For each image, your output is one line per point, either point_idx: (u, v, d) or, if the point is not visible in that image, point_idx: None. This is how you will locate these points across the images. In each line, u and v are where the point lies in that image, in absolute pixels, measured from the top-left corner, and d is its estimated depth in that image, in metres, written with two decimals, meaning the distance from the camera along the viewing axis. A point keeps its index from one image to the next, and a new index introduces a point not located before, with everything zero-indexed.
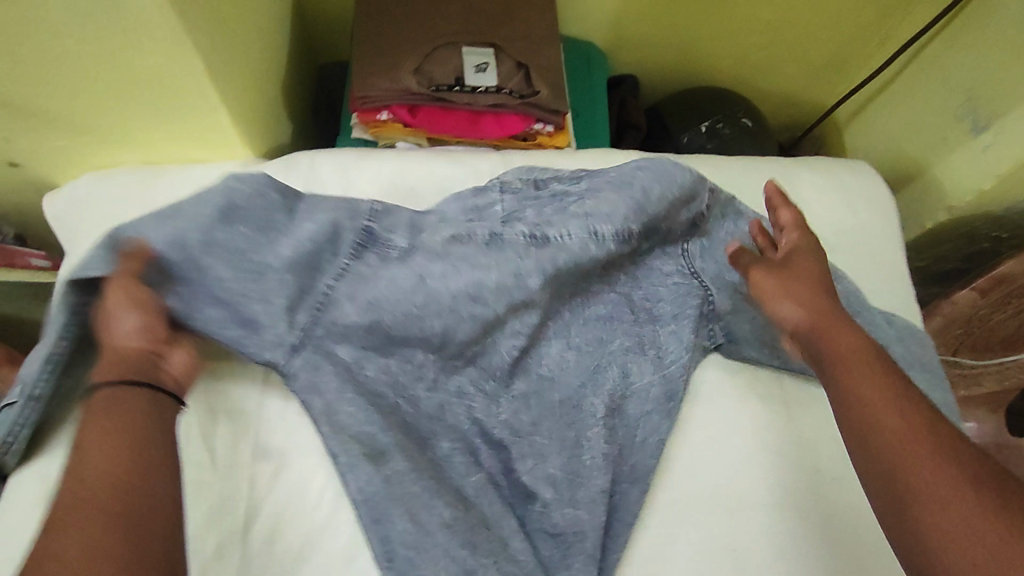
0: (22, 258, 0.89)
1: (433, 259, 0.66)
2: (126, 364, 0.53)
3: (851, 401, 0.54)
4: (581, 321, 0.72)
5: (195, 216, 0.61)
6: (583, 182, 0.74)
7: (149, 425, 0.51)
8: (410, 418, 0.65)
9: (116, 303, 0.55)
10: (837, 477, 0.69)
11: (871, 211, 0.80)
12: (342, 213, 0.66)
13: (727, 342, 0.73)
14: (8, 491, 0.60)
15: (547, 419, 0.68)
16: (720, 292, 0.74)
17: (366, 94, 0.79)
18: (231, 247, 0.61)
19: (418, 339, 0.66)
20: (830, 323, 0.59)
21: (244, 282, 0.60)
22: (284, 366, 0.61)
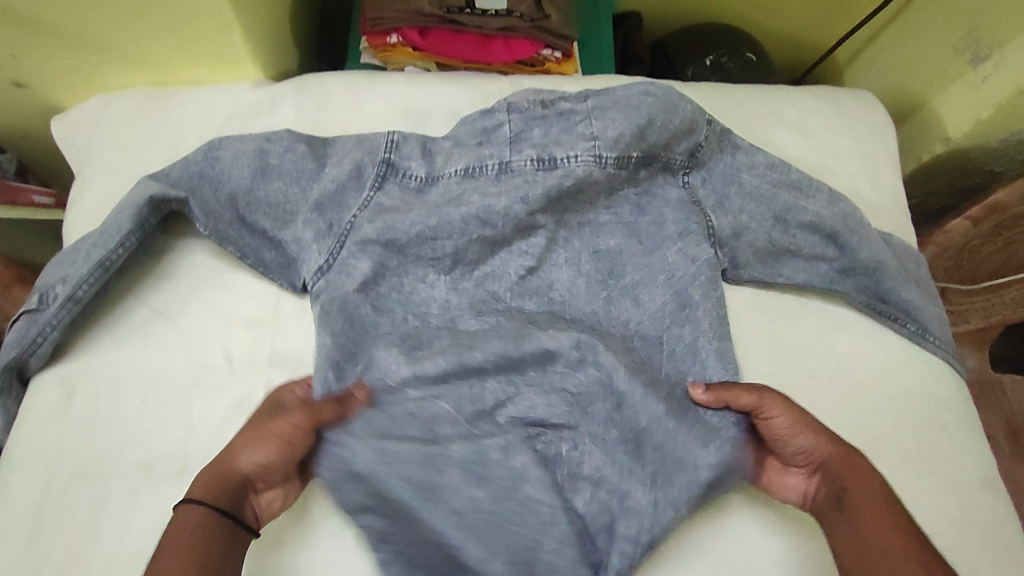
0: (23, 193, 0.90)
1: (446, 194, 0.69)
2: (231, 487, 0.55)
3: (870, 538, 0.55)
4: (590, 250, 0.72)
5: (231, 173, 0.68)
6: (591, 100, 0.70)
7: (227, 553, 0.52)
8: (418, 329, 0.67)
9: (268, 429, 0.57)
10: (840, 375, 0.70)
11: (873, 135, 0.82)
12: (362, 151, 0.70)
13: (732, 269, 0.73)
14: (36, 387, 0.62)
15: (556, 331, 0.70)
16: (723, 215, 0.72)
17: (377, 15, 0.79)
18: (273, 200, 0.67)
19: (432, 260, 0.69)
20: (857, 466, 0.59)
21: (277, 213, 0.67)
22: (310, 286, 0.67)
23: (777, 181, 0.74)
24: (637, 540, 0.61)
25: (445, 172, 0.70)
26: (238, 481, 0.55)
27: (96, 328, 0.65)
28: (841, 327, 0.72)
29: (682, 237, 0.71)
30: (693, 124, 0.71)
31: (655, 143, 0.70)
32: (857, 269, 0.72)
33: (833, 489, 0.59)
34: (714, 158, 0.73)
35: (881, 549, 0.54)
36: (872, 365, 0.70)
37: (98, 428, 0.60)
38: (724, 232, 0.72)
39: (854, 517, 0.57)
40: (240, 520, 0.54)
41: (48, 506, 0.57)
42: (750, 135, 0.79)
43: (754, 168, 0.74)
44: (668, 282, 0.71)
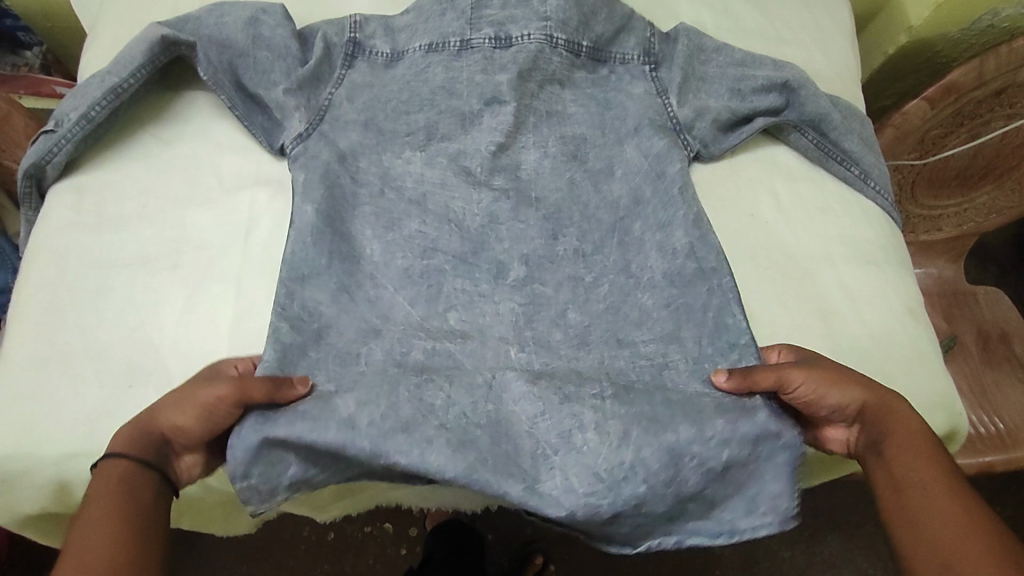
0: (48, 88, 1.07)
1: (414, 68, 0.74)
2: (152, 443, 0.54)
3: (909, 479, 0.53)
4: (557, 136, 0.74)
5: (227, 41, 0.74)
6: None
7: (151, 497, 0.52)
8: (390, 203, 0.70)
9: (189, 393, 0.55)
10: (800, 228, 0.74)
11: (827, 12, 0.86)
12: (331, 31, 0.77)
13: (704, 150, 0.74)
14: (55, 197, 0.69)
15: (524, 208, 0.70)
16: (682, 106, 0.75)
17: None
18: (259, 67, 0.74)
19: (406, 137, 0.72)
20: (894, 409, 0.57)
21: (264, 73, 0.74)
22: (289, 148, 0.71)
23: (724, 63, 0.79)
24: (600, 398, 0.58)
25: (409, 48, 0.76)
26: (160, 440, 0.54)
27: (106, 150, 0.72)
28: (802, 189, 0.76)
29: (641, 124, 0.74)
30: (629, 21, 0.79)
31: (597, 27, 0.77)
32: (803, 124, 0.75)
33: (875, 434, 0.57)
34: (669, 53, 0.79)
35: (905, 476, 0.53)
36: (829, 221, 0.74)
37: (107, 236, 0.67)
38: (687, 117, 0.74)
39: (895, 460, 0.55)
40: (165, 476, 0.53)
41: (61, 291, 0.64)
42: (711, 22, 0.83)
43: (702, 52, 0.79)
44: (626, 176, 0.72)
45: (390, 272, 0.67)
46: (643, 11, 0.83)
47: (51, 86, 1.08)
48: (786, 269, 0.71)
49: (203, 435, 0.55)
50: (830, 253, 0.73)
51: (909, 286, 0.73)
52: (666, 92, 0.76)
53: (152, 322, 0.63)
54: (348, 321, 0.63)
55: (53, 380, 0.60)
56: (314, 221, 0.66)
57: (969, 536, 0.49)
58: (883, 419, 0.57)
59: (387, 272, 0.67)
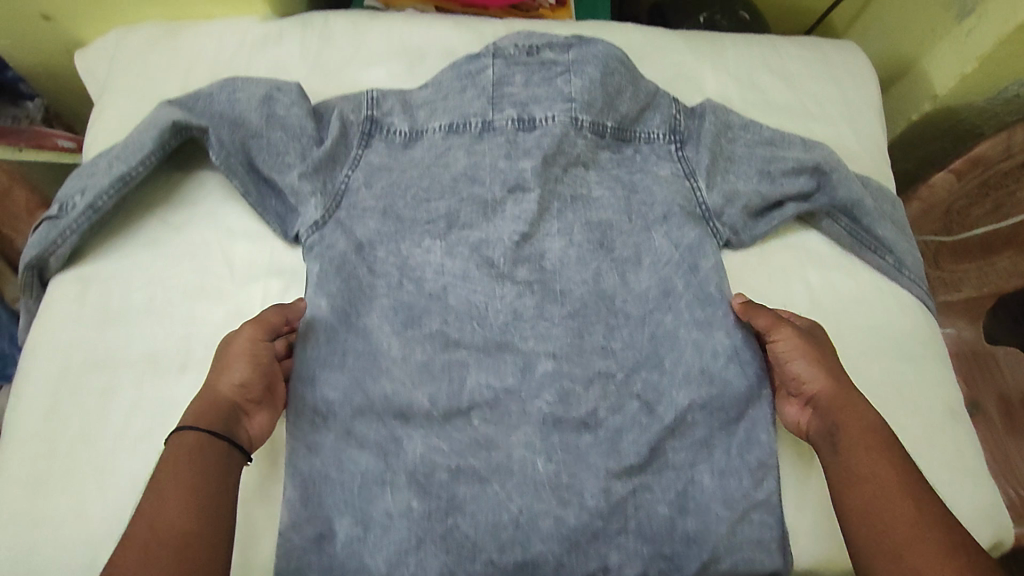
0: (50, 140, 1.03)
1: (433, 151, 0.74)
2: (220, 411, 0.56)
3: (863, 469, 0.56)
4: (582, 223, 0.72)
5: (242, 121, 0.71)
6: (573, 52, 0.75)
7: (225, 453, 0.54)
8: (411, 297, 0.68)
9: (232, 352, 0.59)
10: (836, 318, 0.71)
11: (854, 83, 0.83)
12: (348, 108, 0.75)
13: (734, 238, 0.73)
14: (56, 290, 0.66)
15: (549, 304, 0.68)
16: (711, 191, 0.73)
17: None
18: (271, 148, 0.71)
19: (427, 224, 0.71)
20: (849, 401, 0.59)
21: (276, 155, 0.70)
22: (302, 237, 0.70)
23: (753, 141, 0.77)
24: (625, 535, 0.59)
25: (428, 127, 0.75)
26: (227, 404, 0.57)
27: (112, 237, 0.69)
28: (836, 279, 0.73)
29: (667, 212, 0.72)
30: (654, 99, 0.77)
31: (620, 104, 0.74)
32: (834, 209, 0.73)
33: (831, 424, 0.59)
34: (694, 129, 0.77)
35: (859, 465, 0.56)
36: (866, 311, 0.71)
37: (109, 331, 0.64)
38: (716, 204, 0.73)
39: (850, 450, 0.57)
40: (237, 435, 0.56)
41: (59, 395, 0.61)
42: (736, 100, 0.81)
43: (729, 129, 0.77)
44: (652, 264, 0.70)
45: (406, 364, 0.63)
46: (668, 86, 0.81)
47: (53, 138, 1.04)
48: None
49: (261, 384, 0.59)
50: (869, 348, 0.69)
51: (950, 384, 0.70)
52: (693, 175, 0.74)
53: (158, 429, 0.60)
54: (369, 430, 0.61)
55: (54, 495, 0.57)
56: (331, 319, 0.64)
57: (917, 527, 0.51)
58: (843, 409, 0.59)
59: (404, 363, 0.63)
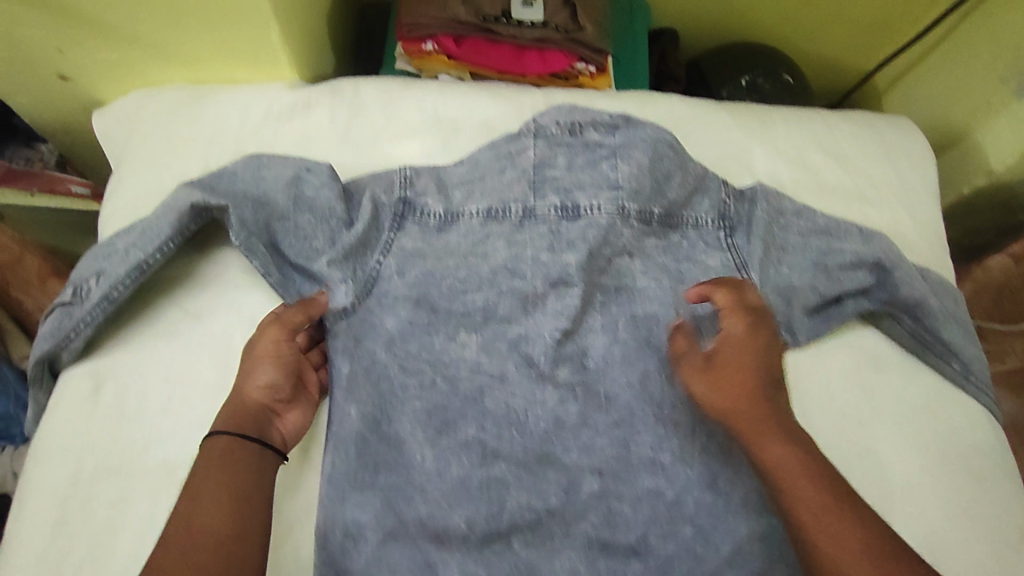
0: (63, 185, 1.01)
1: (472, 238, 0.70)
2: (251, 415, 0.60)
3: (788, 488, 0.56)
4: (627, 317, 0.68)
5: (269, 205, 0.67)
6: (619, 135, 0.72)
7: (261, 456, 0.58)
8: (445, 399, 0.64)
9: (258, 354, 0.62)
10: (904, 427, 0.67)
11: (910, 166, 0.79)
12: (379, 187, 0.71)
13: (791, 336, 0.69)
14: (66, 386, 0.63)
15: (593, 411, 0.64)
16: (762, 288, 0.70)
17: (413, 20, 0.77)
18: (297, 232, 0.67)
19: (463, 317, 0.67)
20: (761, 424, 0.59)
21: (304, 250, 0.67)
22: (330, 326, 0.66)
23: (808, 228, 0.72)
24: None
25: (465, 210, 0.71)
26: (258, 407, 0.61)
27: (127, 326, 0.66)
28: (904, 383, 0.69)
29: (717, 309, 0.68)
30: (704, 181, 0.72)
31: (668, 190, 0.70)
32: (896, 307, 0.69)
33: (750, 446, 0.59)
34: (745, 215, 0.72)
35: (787, 487, 0.56)
36: (934, 421, 0.68)
37: (123, 433, 0.61)
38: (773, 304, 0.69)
39: (772, 471, 0.57)
40: (270, 436, 0.60)
41: (69, 507, 0.58)
42: (789, 184, 0.77)
43: (782, 216, 0.72)
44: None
45: (441, 482, 0.61)
46: (717, 167, 0.77)
47: (67, 183, 1.02)
48: (890, 485, 0.64)
49: (289, 384, 0.63)
50: (936, 462, 0.66)
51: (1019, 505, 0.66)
52: (746, 267, 0.70)
53: None
54: (403, 555, 0.59)
55: None
56: (361, 429, 0.62)
57: (842, 540, 0.53)
58: (756, 432, 0.59)
59: (439, 481, 0.61)
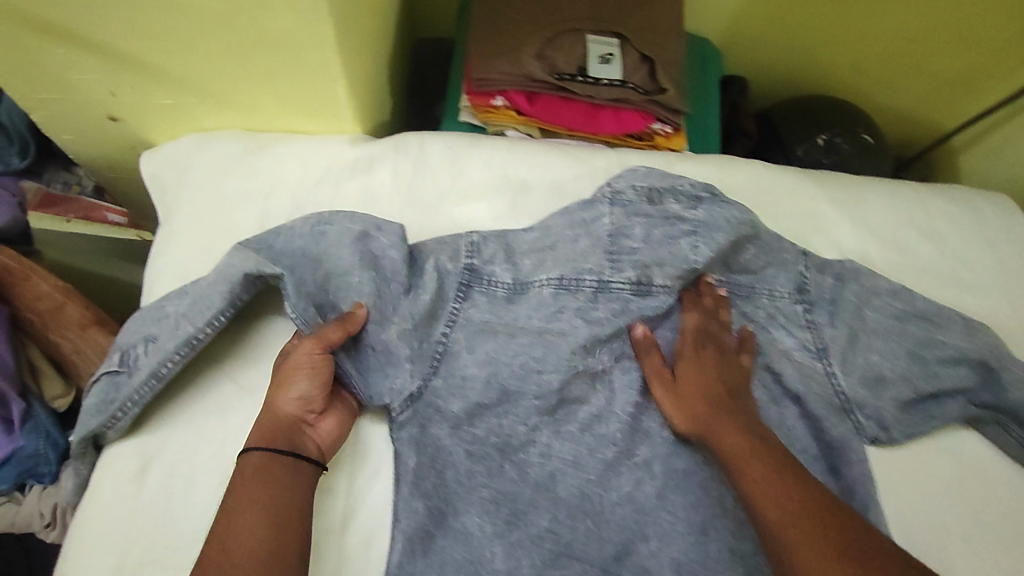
0: (99, 212, 0.98)
1: (546, 316, 0.66)
2: (281, 429, 0.58)
3: (741, 472, 0.56)
4: None
5: (327, 271, 0.63)
6: (701, 210, 0.68)
7: (296, 475, 0.56)
8: (514, 488, 0.62)
9: (289, 366, 0.60)
10: (1013, 544, 0.62)
11: (1010, 250, 0.75)
12: (444, 254, 0.66)
13: (886, 434, 0.64)
14: (110, 464, 0.60)
15: (672, 494, 0.64)
16: (849, 376, 0.66)
17: (484, 76, 0.73)
18: (352, 300, 0.62)
19: (534, 397, 0.65)
20: (725, 422, 0.60)
21: (360, 337, 0.62)
22: (394, 412, 0.62)
23: (906, 310, 0.69)
24: None
25: (535, 280, 0.66)
26: (288, 421, 0.59)
27: (175, 400, 0.63)
28: (1010, 494, 0.65)
29: (803, 393, 0.65)
30: (785, 257, 0.69)
31: (741, 267, 0.69)
32: (1001, 409, 0.66)
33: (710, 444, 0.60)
34: (836, 294, 0.69)
35: (741, 473, 0.56)
36: None
37: (168, 520, 0.57)
38: (859, 396, 0.65)
39: (728, 462, 0.58)
40: (301, 447, 0.58)
41: None
42: (883, 264, 0.72)
43: (876, 296, 0.69)
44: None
45: None
46: (803, 241, 0.72)
47: (101, 211, 0.99)
48: None
49: (321, 395, 0.60)
50: None
51: None
52: (827, 354, 0.67)
53: None
54: None
55: None
56: (427, 524, 0.60)
57: (793, 517, 0.51)
58: (718, 429, 0.60)
59: None
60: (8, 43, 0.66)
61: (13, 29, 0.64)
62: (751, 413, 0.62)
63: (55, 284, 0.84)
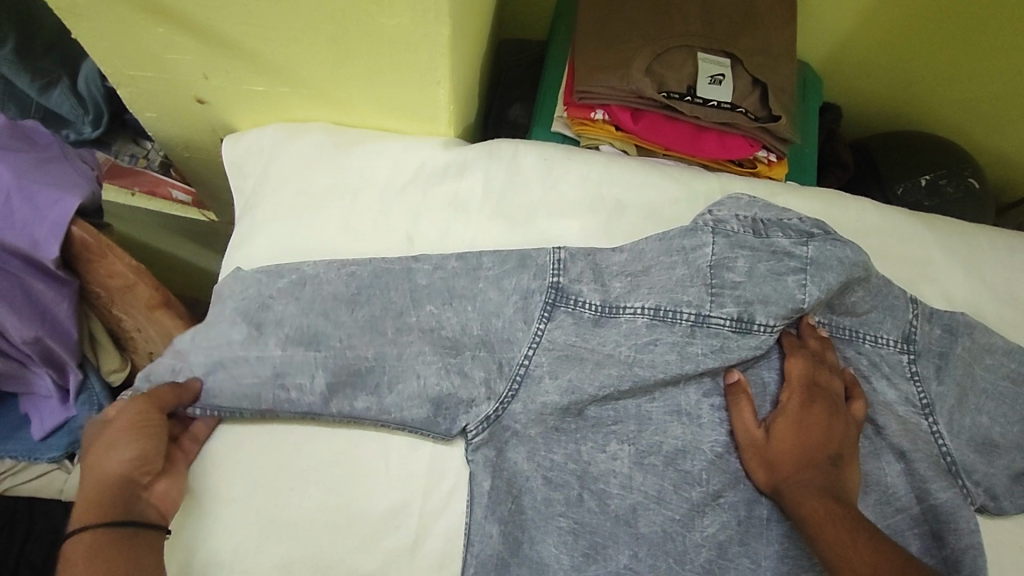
0: (164, 187, 0.96)
1: (637, 345, 0.61)
2: (112, 498, 0.53)
3: (821, 537, 0.54)
4: None
5: (416, 288, 0.61)
6: (811, 247, 0.62)
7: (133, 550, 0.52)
8: (593, 520, 0.59)
9: (113, 431, 0.55)
10: None
11: None
12: (526, 274, 0.61)
13: (992, 503, 0.61)
14: None
15: (756, 540, 0.60)
16: (955, 437, 0.62)
17: (588, 90, 0.71)
18: (424, 328, 0.60)
19: (613, 425, 0.61)
20: (806, 483, 0.57)
21: (442, 358, 0.60)
22: (470, 432, 0.60)
23: (1019, 372, 0.65)
24: None
25: (628, 306, 0.61)
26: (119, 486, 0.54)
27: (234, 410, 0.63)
28: None
29: (909, 449, 0.61)
30: (896, 301, 0.64)
31: (845, 309, 0.64)
32: None
33: (789, 505, 0.57)
34: (945, 346, 0.64)
35: (821, 537, 0.53)
36: None
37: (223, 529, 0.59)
38: (967, 460, 0.62)
39: (806, 525, 0.55)
40: (138, 515, 0.54)
41: None
42: (993, 321, 0.69)
43: (989, 353, 0.64)
44: (879, 506, 0.60)
45: None
46: (909, 287, 0.69)
47: (167, 185, 0.96)
48: None
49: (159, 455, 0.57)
50: None
51: None
52: (932, 410, 0.63)
53: None
54: None
55: None
56: (502, 552, 0.58)
57: None
58: (797, 489, 0.57)
59: None
60: (113, 20, 0.64)
61: (120, 9, 0.62)
62: (852, 480, 0.59)
63: (130, 264, 0.79)
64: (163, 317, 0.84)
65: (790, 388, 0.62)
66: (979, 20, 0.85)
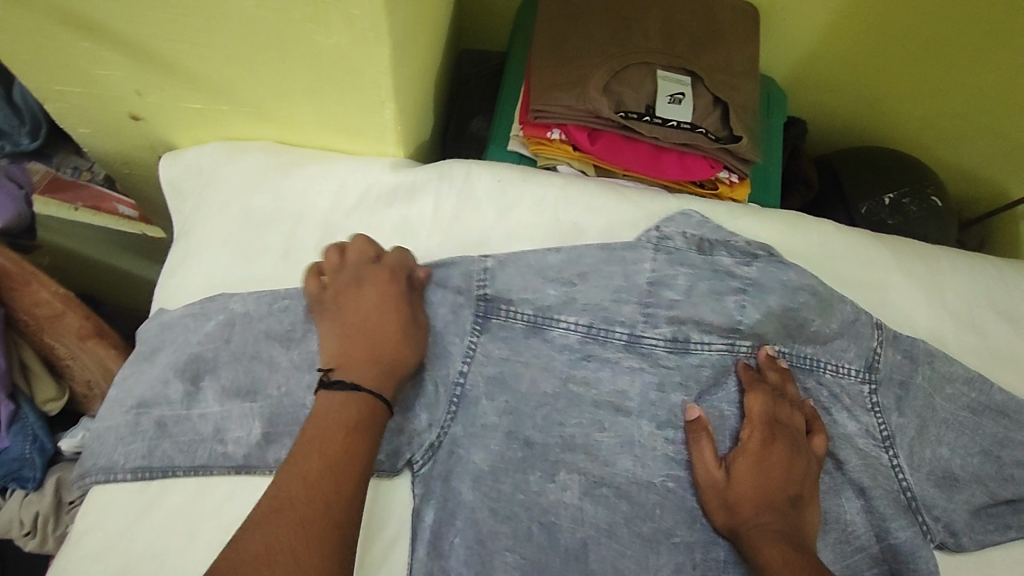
0: (110, 203, 0.87)
1: (571, 358, 0.60)
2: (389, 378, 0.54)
3: None
4: None
5: None
6: (753, 267, 0.62)
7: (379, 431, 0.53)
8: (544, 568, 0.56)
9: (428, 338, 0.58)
10: None
11: None
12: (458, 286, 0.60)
13: (952, 539, 0.60)
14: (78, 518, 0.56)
15: None
16: (916, 471, 0.61)
17: (544, 108, 0.68)
18: None
19: (566, 463, 0.59)
20: (763, 528, 0.55)
21: None
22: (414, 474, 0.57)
23: (979, 402, 0.63)
24: None
25: (561, 320, 0.60)
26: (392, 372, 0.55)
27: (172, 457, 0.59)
28: None
29: (868, 485, 0.59)
30: (857, 330, 0.62)
31: (806, 337, 0.62)
32: None
33: (746, 550, 0.55)
34: (905, 377, 0.62)
35: None
36: None
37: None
38: (927, 495, 0.60)
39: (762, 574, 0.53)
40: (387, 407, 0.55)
41: None
42: (953, 349, 0.68)
43: (949, 383, 0.63)
44: (839, 544, 0.59)
45: None
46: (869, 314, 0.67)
47: (114, 201, 0.88)
48: None
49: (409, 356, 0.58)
50: None
51: None
52: (892, 444, 0.61)
53: None
54: None
55: None
56: None
57: None
58: (756, 534, 0.55)
59: None
60: (32, 33, 0.59)
61: (38, 21, 0.58)
62: (810, 523, 0.57)
63: (57, 292, 0.76)
64: (100, 348, 0.82)
65: (749, 423, 0.60)
66: (939, 36, 0.85)
